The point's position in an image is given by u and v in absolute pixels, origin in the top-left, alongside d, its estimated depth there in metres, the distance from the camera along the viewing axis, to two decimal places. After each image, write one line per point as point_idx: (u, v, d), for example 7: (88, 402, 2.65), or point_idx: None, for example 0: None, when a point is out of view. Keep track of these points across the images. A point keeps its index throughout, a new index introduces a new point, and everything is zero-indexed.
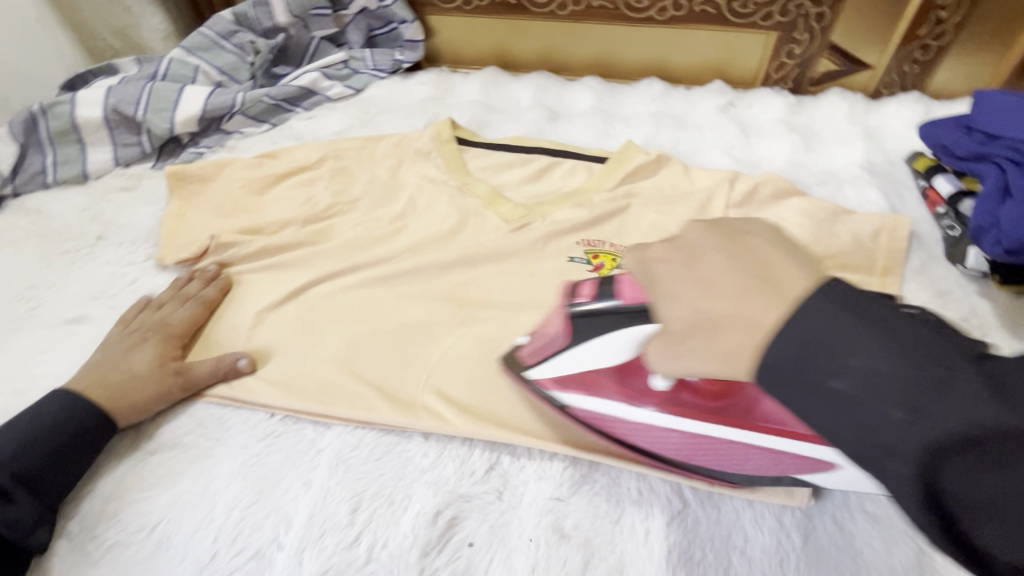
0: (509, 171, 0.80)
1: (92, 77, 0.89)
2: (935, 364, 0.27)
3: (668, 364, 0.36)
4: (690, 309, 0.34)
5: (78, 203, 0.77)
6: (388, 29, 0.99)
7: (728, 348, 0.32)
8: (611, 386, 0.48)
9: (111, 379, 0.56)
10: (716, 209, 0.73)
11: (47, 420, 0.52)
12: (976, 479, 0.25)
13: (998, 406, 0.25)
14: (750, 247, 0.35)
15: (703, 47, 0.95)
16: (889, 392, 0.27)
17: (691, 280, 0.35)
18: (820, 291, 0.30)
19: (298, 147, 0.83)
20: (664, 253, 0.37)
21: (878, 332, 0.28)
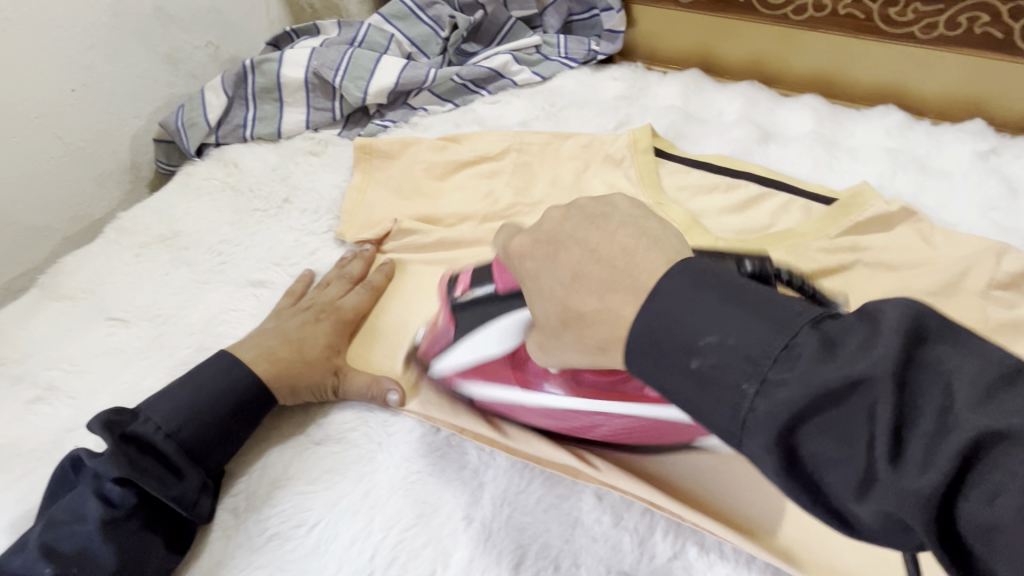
0: (708, 195, 0.71)
1: (297, 37, 0.90)
2: (757, 336, 0.28)
3: (551, 350, 0.39)
4: (576, 304, 0.34)
5: (269, 161, 0.78)
6: (587, 15, 0.92)
7: (596, 342, 0.34)
8: (508, 369, 0.48)
9: (273, 354, 0.54)
10: (974, 287, 0.59)
11: (203, 388, 0.51)
12: (824, 440, 0.25)
13: (809, 372, 0.26)
14: (609, 235, 0.35)
15: (970, 78, 0.77)
16: (740, 366, 0.27)
17: (557, 274, 0.35)
18: (674, 269, 0.31)
19: (482, 134, 0.79)
20: (568, 252, 0.35)
21: (692, 301, 0.30)
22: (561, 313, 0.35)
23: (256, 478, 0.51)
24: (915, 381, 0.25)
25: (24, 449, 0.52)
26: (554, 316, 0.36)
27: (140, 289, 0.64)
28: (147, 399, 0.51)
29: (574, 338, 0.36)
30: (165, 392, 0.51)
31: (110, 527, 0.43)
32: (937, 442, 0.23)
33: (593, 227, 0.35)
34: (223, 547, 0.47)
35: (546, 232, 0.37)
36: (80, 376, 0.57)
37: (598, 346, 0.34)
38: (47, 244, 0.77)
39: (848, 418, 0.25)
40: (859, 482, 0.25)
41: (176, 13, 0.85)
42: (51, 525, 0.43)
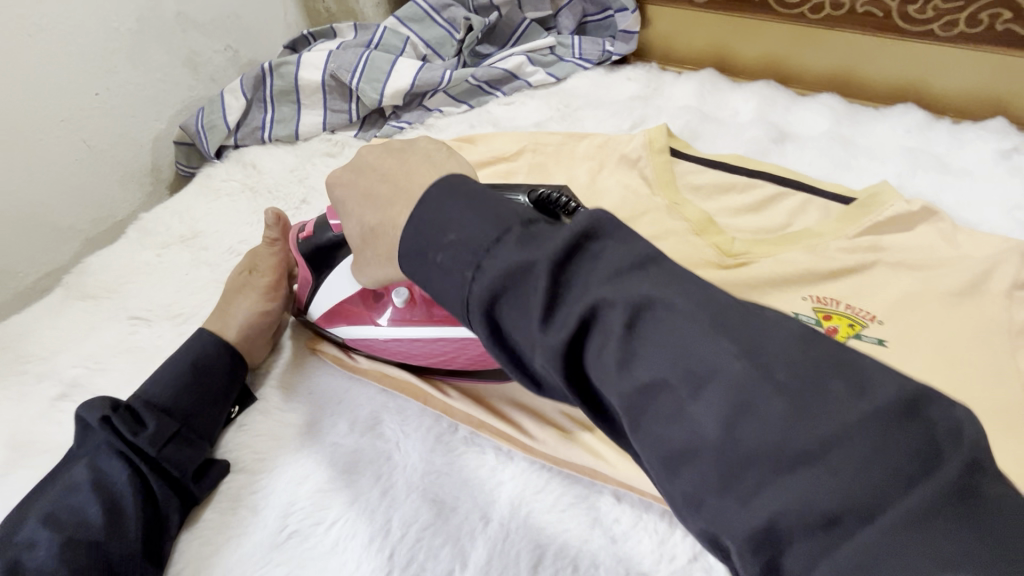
0: (725, 195, 0.70)
1: (313, 40, 0.91)
2: (481, 227, 0.31)
3: (367, 267, 0.43)
4: (368, 221, 0.40)
5: (287, 162, 0.79)
6: (602, 16, 0.92)
7: (385, 249, 0.39)
8: (362, 308, 0.55)
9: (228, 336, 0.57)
10: (997, 289, 0.58)
11: (184, 359, 0.54)
12: (518, 316, 0.29)
13: (507, 254, 0.29)
14: (403, 159, 0.40)
15: (993, 75, 0.76)
16: (468, 255, 0.30)
17: (357, 194, 0.41)
18: (441, 184, 0.34)
19: (497, 135, 0.79)
20: (366, 175, 0.41)
21: (457, 213, 0.32)
22: (362, 231, 0.40)
23: (274, 476, 0.51)
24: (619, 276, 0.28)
25: (49, 446, 0.52)
26: (356, 236, 0.42)
27: (163, 288, 0.65)
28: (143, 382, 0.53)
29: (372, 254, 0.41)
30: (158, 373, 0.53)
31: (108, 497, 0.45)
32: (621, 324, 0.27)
33: (392, 156, 0.41)
34: (240, 545, 0.48)
35: (360, 166, 0.41)
36: (104, 374, 0.58)
37: (387, 260, 0.39)
38: (70, 245, 0.78)
39: (524, 294, 0.29)
40: (534, 345, 0.28)
41: (197, 18, 0.86)
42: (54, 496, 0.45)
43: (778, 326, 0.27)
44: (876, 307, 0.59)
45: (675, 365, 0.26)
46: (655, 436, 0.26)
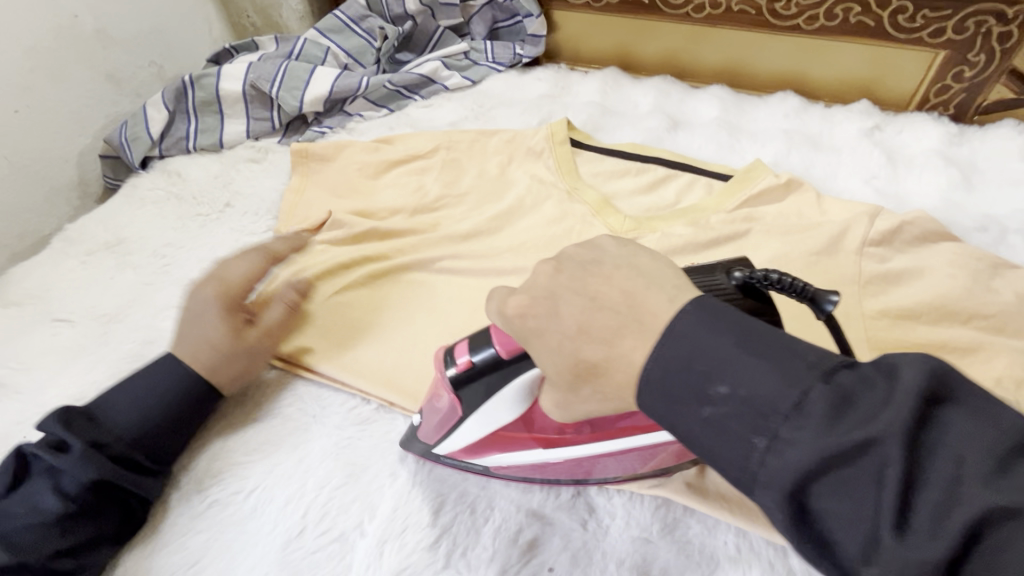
0: (621, 179, 0.77)
1: (236, 53, 0.94)
2: (779, 369, 0.30)
3: (568, 405, 0.41)
4: (537, 325, 0.38)
5: (212, 169, 0.83)
6: (512, 22, 0.98)
7: (545, 360, 0.38)
8: (516, 433, 0.48)
9: (201, 357, 0.55)
10: (851, 246, 0.65)
11: (162, 391, 0.53)
12: (728, 426, 0.30)
13: (721, 373, 0.31)
14: (617, 272, 0.37)
15: (854, 62, 0.85)
16: (740, 408, 0.30)
17: (567, 320, 0.36)
18: (691, 308, 0.33)
19: (414, 135, 0.84)
20: (571, 301, 0.37)
21: (715, 334, 0.32)
22: (576, 367, 0.36)
23: (200, 453, 0.55)
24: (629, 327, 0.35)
25: None
26: (567, 373, 0.37)
27: (87, 292, 0.68)
28: (109, 399, 0.52)
29: (594, 397, 0.38)
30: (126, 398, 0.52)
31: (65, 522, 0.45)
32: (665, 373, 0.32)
33: (589, 271, 0.38)
34: (163, 516, 0.51)
35: (541, 289, 0.38)
36: (27, 374, 0.60)
37: (619, 395, 0.36)
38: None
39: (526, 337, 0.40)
40: (769, 471, 0.29)
41: (118, 35, 0.89)
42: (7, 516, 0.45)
43: (881, 393, 0.28)
44: None
45: (721, 409, 0.31)
46: (840, 517, 0.28)
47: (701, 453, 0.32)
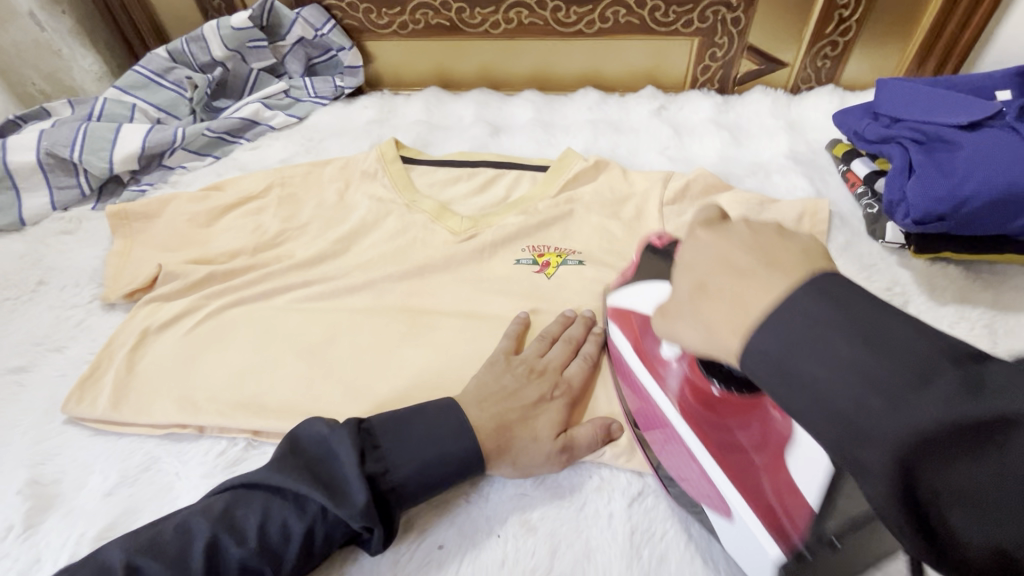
0: (456, 185, 0.83)
1: (24, 122, 0.87)
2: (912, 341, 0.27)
3: (665, 325, 0.39)
4: (710, 277, 0.35)
5: (15, 250, 0.75)
6: (327, 57, 1.00)
7: (708, 318, 0.34)
8: (635, 326, 0.54)
9: (517, 434, 0.50)
10: (651, 210, 0.76)
11: (450, 450, 0.48)
12: (960, 474, 0.25)
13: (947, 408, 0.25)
14: (773, 247, 0.34)
15: (634, 56, 0.99)
16: (867, 386, 0.27)
17: (716, 253, 0.35)
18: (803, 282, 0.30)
19: (244, 177, 0.83)
20: (739, 250, 0.34)
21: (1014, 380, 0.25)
22: (693, 285, 0.35)
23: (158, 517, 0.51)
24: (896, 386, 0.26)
25: None
26: (686, 288, 0.36)
27: None
28: (398, 443, 0.47)
29: (690, 310, 0.36)
30: (412, 451, 0.47)
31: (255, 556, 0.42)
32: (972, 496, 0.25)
33: (771, 240, 0.34)
34: None
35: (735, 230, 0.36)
36: None
37: (709, 318, 0.34)
38: None
39: (851, 391, 0.27)
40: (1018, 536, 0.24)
41: None
42: (213, 520, 0.43)
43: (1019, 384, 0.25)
44: (577, 245, 0.73)
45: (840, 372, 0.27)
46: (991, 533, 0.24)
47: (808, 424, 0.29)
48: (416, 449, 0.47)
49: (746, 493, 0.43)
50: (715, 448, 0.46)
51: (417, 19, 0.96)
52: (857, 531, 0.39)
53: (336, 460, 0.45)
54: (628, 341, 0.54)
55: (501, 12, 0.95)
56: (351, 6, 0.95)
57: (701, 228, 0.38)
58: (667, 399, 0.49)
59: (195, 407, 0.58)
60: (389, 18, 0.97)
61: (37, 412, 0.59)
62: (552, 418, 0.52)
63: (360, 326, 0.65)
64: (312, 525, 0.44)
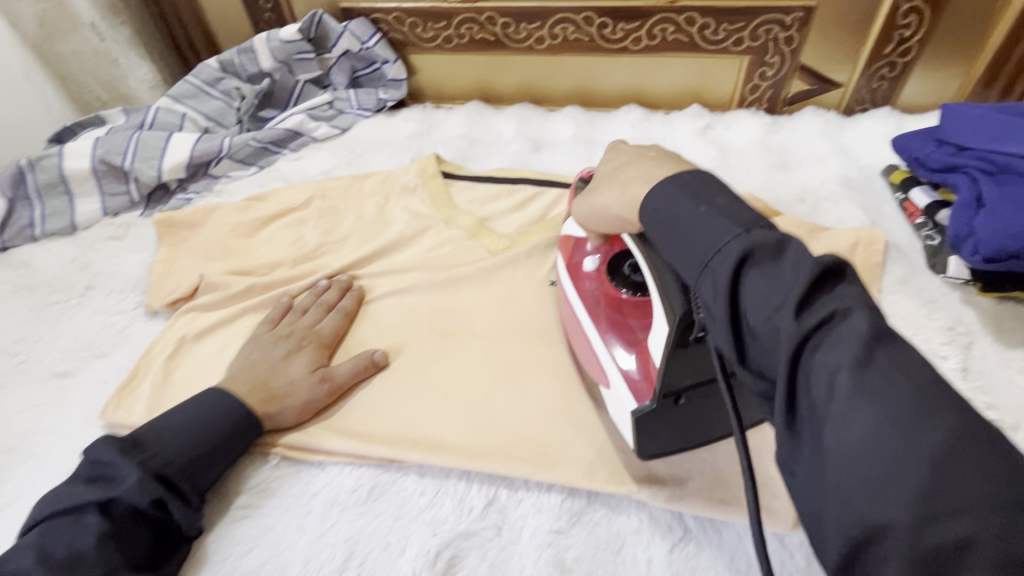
0: (494, 202, 0.82)
1: (81, 129, 0.90)
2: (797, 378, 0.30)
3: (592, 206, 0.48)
4: (626, 187, 0.43)
5: (66, 254, 0.77)
6: (371, 70, 1.01)
7: (625, 197, 0.43)
8: (570, 256, 0.60)
9: (272, 384, 0.57)
10: None
11: (207, 424, 0.53)
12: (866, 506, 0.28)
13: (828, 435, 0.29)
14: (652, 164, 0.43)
15: (680, 74, 0.97)
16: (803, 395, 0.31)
17: (622, 174, 0.44)
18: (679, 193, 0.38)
19: (285, 188, 0.84)
20: (633, 168, 0.43)
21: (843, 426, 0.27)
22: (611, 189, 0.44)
23: None
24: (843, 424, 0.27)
25: None
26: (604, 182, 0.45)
27: None
28: (172, 422, 0.53)
29: (610, 195, 0.45)
30: (209, 420, 0.53)
31: (114, 537, 0.45)
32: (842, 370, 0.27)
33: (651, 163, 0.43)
34: None
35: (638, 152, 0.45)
36: None
37: (608, 204, 0.45)
38: None
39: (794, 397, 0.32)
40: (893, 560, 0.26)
41: None
42: (46, 564, 0.43)
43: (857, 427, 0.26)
44: None
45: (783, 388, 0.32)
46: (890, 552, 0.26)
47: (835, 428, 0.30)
48: (177, 432, 0.52)
49: (622, 374, 0.49)
50: (615, 341, 0.51)
51: (462, 33, 0.96)
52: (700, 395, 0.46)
53: (105, 462, 0.48)
54: (565, 270, 0.60)
55: (547, 27, 0.94)
56: (397, 20, 0.96)
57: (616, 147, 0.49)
58: (585, 312, 0.55)
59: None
60: (434, 32, 0.97)
61: (79, 418, 0.60)
62: (301, 364, 0.60)
63: (395, 345, 0.65)
64: (110, 527, 0.45)
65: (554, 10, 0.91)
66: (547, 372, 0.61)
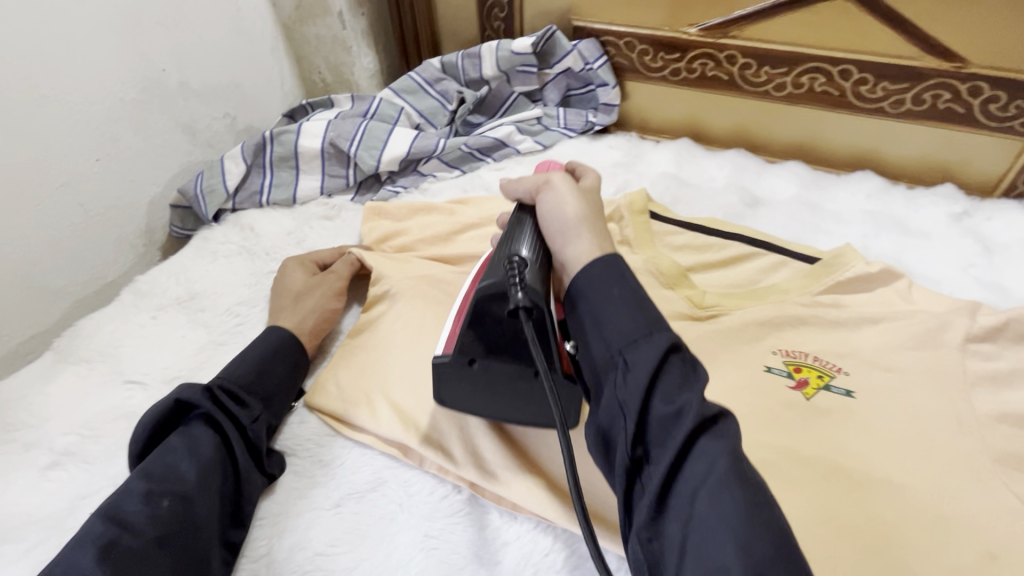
0: (704, 254, 0.75)
1: (312, 109, 0.95)
2: (647, 356, 0.38)
3: (511, 191, 0.55)
4: (565, 205, 0.49)
5: (285, 225, 0.82)
6: (585, 90, 0.99)
7: (556, 228, 0.48)
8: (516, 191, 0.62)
9: (290, 302, 0.67)
10: (950, 344, 0.61)
11: (253, 350, 0.59)
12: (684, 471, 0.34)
13: (654, 359, 0.37)
14: (585, 206, 0.49)
15: (937, 147, 0.84)
16: (632, 326, 0.39)
17: (567, 211, 0.48)
18: (608, 259, 0.44)
19: (487, 198, 0.83)
20: (574, 206, 0.49)
21: (650, 365, 0.37)
22: (555, 206, 0.49)
23: (373, 548, 0.50)
24: (633, 367, 0.38)
25: (34, 518, 0.49)
26: (549, 192, 0.51)
27: (158, 351, 0.65)
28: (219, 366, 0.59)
29: (550, 203, 0.50)
30: (241, 353, 0.59)
31: (193, 444, 0.49)
32: (715, 473, 0.33)
33: (570, 205, 0.49)
34: None
35: (591, 198, 0.51)
36: (96, 441, 0.56)
37: (549, 212, 0.49)
38: (60, 306, 0.80)
39: (617, 319, 0.40)
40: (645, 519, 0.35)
41: (199, 87, 0.93)
42: (147, 478, 0.46)
43: (663, 421, 0.36)
44: (845, 361, 0.62)
45: (617, 326, 0.40)
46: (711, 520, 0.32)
47: (612, 330, 0.40)
48: (232, 361, 0.58)
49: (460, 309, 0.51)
50: (464, 296, 0.53)
51: (693, 68, 0.91)
52: (496, 361, 0.48)
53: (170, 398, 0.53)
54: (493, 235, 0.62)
55: (793, 75, 0.85)
56: (628, 46, 0.93)
57: (586, 173, 0.56)
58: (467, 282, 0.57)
59: (328, 383, 0.62)
60: (663, 63, 0.92)
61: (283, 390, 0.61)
62: (300, 272, 0.71)
63: None
64: (191, 437, 0.50)
65: (807, 58, 0.83)
66: (763, 473, 0.53)
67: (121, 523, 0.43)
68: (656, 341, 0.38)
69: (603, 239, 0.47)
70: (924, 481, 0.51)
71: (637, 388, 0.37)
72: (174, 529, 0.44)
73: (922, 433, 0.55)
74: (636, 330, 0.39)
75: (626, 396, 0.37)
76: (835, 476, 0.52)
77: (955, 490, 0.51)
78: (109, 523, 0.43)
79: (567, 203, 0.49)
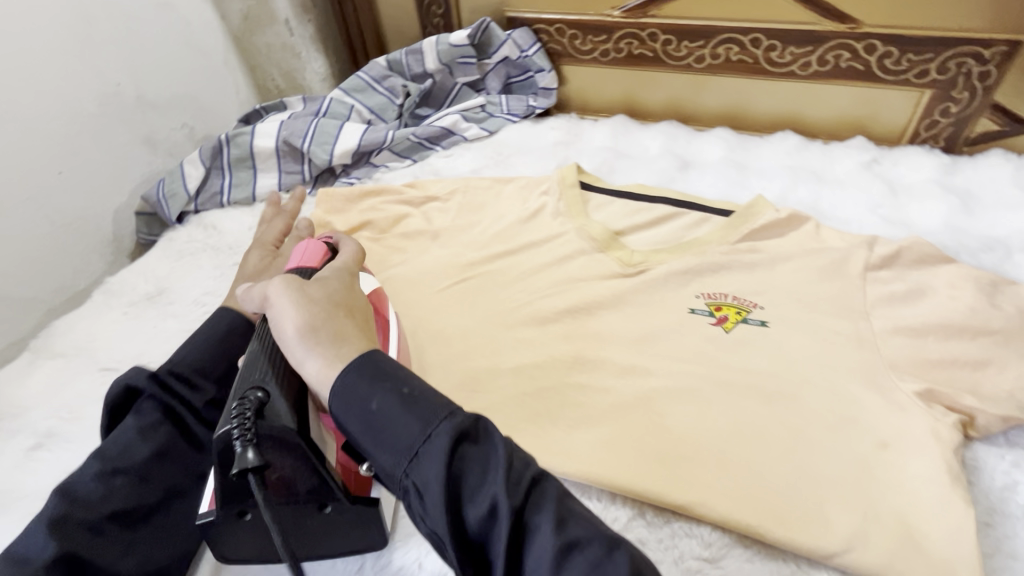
0: (637, 215, 0.81)
1: (266, 113, 1.00)
2: (432, 464, 0.38)
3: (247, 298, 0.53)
4: (293, 324, 0.46)
5: (246, 222, 0.86)
6: (524, 77, 1.05)
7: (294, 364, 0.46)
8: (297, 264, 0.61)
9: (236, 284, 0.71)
10: (855, 270, 0.68)
11: (204, 330, 0.61)
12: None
13: (442, 457, 0.38)
14: (315, 305, 0.47)
15: (846, 104, 0.91)
16: (412, 425, 0.40)
17: (291, 325, 0.46)
18: (357, 366, 0.43)
19: (435, 181, 0.89)
20: (301, 314, 0.46)
21: (438, 462, 0.38)
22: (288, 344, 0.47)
23: None
24: (421, 481, 0.38)
25: (22, 493, 0.53)
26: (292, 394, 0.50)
27: (130, 342, 0.69)
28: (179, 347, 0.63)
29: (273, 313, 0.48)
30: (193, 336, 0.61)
31: (144, 427, 0.53)
32: (549, 545, 0.36)
33: (297, 306, 0.47)
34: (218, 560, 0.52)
35: (320, 298, 0.48)
36: (76, 424, 0.60)
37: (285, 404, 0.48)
38: (34, 315, 0.84)
39: (396, 425, 0.40)
40: None
41: (156, 100, 0.97)
42: (101, 457, 0.51)
43: (466, 525, 0.38)
44: (761, 297, 0.68)
45: (385, 416, 0.40)
46: None
47: (388, 439, 0.40)
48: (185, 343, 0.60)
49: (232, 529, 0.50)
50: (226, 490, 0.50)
51: (620, 47, 0.97)
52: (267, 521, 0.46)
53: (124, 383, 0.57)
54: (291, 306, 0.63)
55: (709, 47, 0.92)
56: (559, 32, 0.99)
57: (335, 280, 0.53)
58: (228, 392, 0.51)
59: None
60: (593, 45, 0.99)
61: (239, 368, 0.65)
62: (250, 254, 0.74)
63: (533, 342, 0.65)
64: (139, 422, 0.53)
65: (720, 30, 0.90)
66: (688, 396, 0.58)
67: (76, 503, 0.48)
68: (438, 431, 0.39)
69: (334, 345, 0.45)
70: (828, 390, 0.58)
71: (431, 514, 0.38)
72: (126, 508, 0.49)
73: (827, 351, 0.61)
74: (415, 424, 0.40)
75: (434, 522, 0.38)
76: (751, 393, 0.58)
77: (852, 394, 0.57)
78: (64, 502, 0.47)
79: (287, 316, 0.46)
